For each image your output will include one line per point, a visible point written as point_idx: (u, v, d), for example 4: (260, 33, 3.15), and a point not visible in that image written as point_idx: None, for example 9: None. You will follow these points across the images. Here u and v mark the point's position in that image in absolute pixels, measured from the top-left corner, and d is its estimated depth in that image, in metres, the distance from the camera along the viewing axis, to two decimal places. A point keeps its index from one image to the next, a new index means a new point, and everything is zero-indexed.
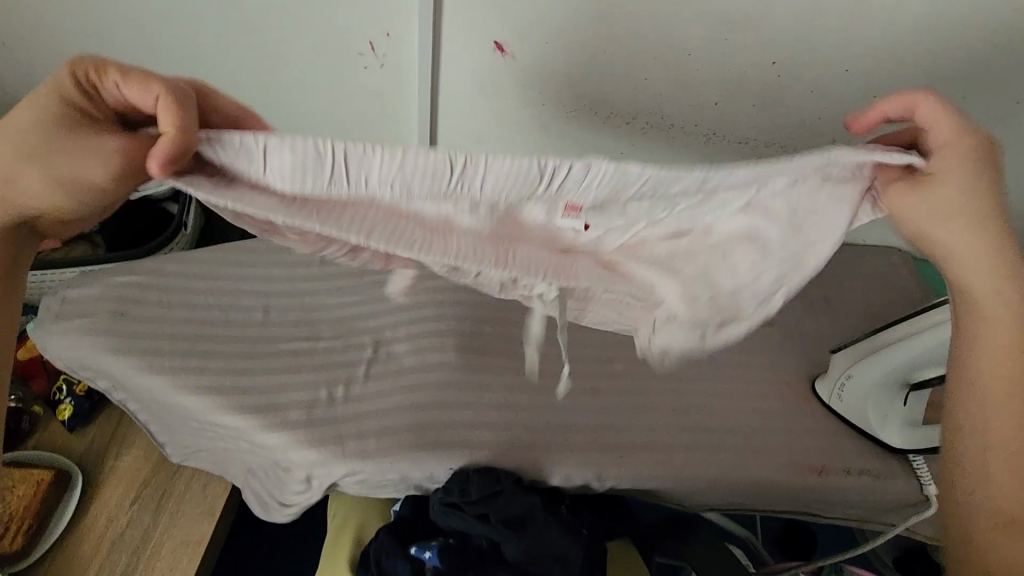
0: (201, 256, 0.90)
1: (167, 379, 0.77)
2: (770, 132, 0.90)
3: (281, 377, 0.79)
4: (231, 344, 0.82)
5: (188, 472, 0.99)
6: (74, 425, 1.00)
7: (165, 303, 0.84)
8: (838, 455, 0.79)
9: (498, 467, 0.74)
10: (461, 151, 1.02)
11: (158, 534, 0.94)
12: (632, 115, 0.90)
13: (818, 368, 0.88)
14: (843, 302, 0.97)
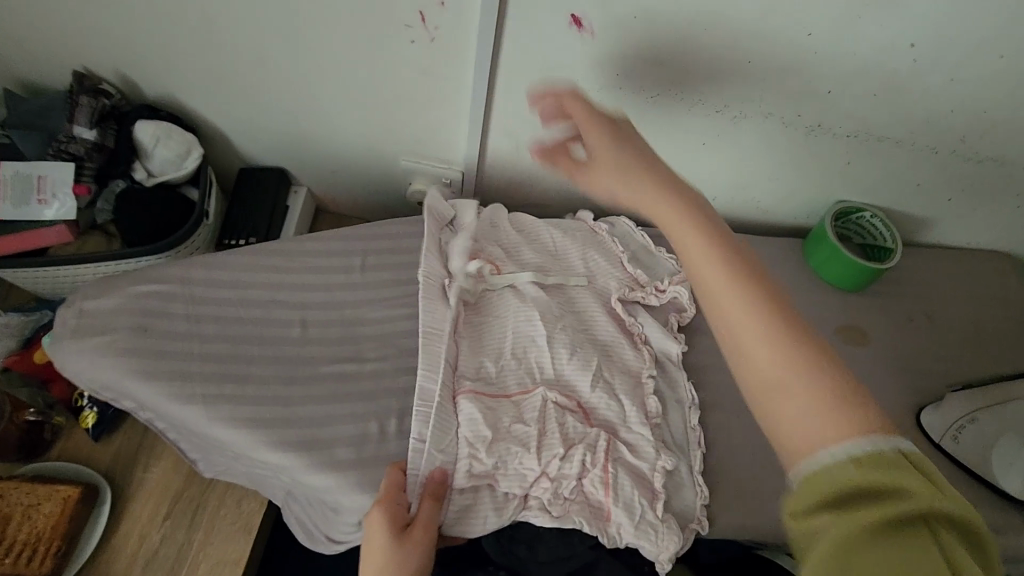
0: (232, 261, 0.80)
1: (199, 409, 0.69)
2: (885, 127, 0.76)
3: (325, 408, 0.71)
4: (269, 365, 0.74)
5: (221, 485, 0.93)
6: (99, 435, 0.93)
7: (192, 317, 0.76)
8: None
9: (573, 532, 0.67)
10: (516, 141, 0.91)
11: (192, 554, 0.88)
12: (721, 103, 0.77)
13: (920, 400, 0.79)
14: (945, 320, 0.86)
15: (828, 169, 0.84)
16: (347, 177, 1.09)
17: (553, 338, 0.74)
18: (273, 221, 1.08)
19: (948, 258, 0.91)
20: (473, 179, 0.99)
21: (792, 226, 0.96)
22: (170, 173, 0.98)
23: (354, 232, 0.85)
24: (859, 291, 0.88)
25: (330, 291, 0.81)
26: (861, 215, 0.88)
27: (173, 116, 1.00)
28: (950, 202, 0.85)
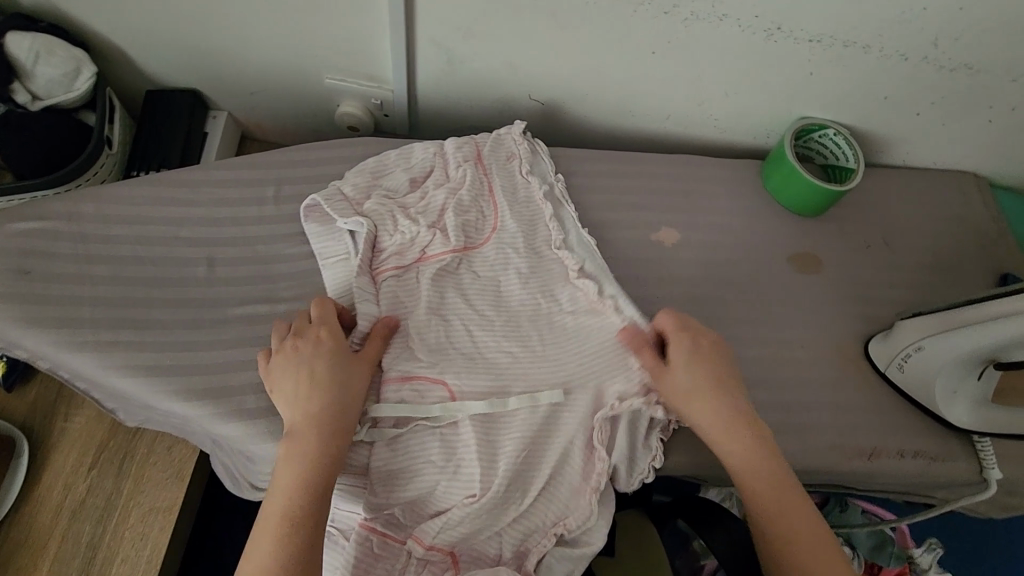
0: (124, 193, 0.72)
1: (91, 357, 0.63)
2: (849, 28, 0.68)
3: (235, 352, 0.66)
4: (171, 308, 0.67)
5: (150, 432, 0.89)
6: (11, 384, 0.88)
7: (80, 256, 0.68)
8: (891, 434, 0.69)
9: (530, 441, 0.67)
10: (447, 52, 0.81)
11: (121, 503, 0.85)
12: (670, 3, 0.68)
13: (869, 329, 0.76)
14: (904, 246, 0.82)
15: (789, 81, 0.77)
16: (268, 98, 0.98)
17: (464, 285, 0.71)
18: (188, 149, 0.97)
19: (913, 179, 0.86)
20: (406, 98, 0.90)
21: (751, 146, 0.89)
22: (58, 95, 0.87)
23: (267, 159, 0.77)
24: (816, 215, 0.82)
25: (240, 225, 0.73)
26: (824, 132, 0.82)
27: (56, 27, 0.87)
28: (918, 115, 0.79)
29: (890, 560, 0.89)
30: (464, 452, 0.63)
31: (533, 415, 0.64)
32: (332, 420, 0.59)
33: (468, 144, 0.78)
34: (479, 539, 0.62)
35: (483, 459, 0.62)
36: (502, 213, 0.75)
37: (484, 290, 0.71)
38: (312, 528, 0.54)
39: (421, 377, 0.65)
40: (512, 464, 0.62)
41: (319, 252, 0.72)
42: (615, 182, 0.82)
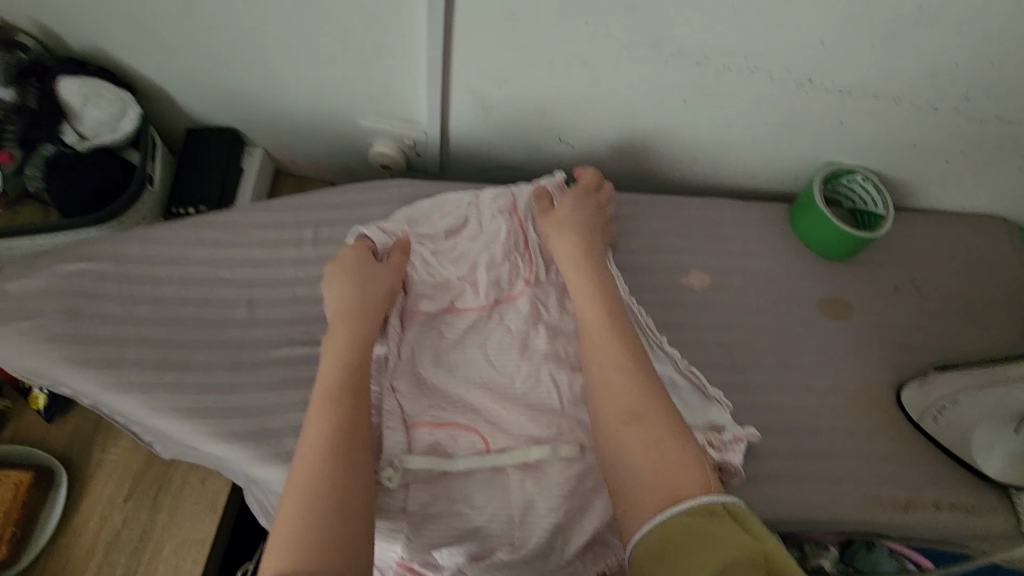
0: (169, 236, 0.74)
1: (138, 398, 0.65)
2: (881, 82, 0.69)
3: (276, 395, 0.67)
4: (214, 351, 0.69)
5: (185, 463, 0.90)
6: (51, 415, 0.90)
7: (128, 298, 0.70)
8: (926, 485, 0.69)
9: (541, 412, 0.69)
10: (481, 97, 0.83)
11: (155, 534, 0.86)
12: (703, 57, 0.69)
13: (901, 376, 0.76)
14: (935, 291, 0.82)
15: (819, 129, 0.77)
16: (303, 137, 1.01)
17: (499, 337, 0.72)
18: (225, 185, 1.00)
19: (942, 223, 0.86)
20: (439, 139, 0.92)
21: (779, 189, 0.90)
22: (105, 135, 0.90)
23: (306, 201, 0.80)
24: (846, 260, 0.83)
25: (281, 268, 0.75)
26: (852, 177, 0.82)
27: (104, 70, 0.90)
28: (949, 163, 0.79)
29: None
30: (500, 500, 0.64)
31: (571, 470, 0.65)
32: (358, 358, 0.63)
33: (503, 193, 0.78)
34: None
35: (513, 509, 0.64)
36: (537, 266, 0.76)
37: (511, 354, 0.71)
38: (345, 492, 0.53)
39: (453, 425, 0.67)
40: (554, 518, 0.63)
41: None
42: (646, 225, 0.83)
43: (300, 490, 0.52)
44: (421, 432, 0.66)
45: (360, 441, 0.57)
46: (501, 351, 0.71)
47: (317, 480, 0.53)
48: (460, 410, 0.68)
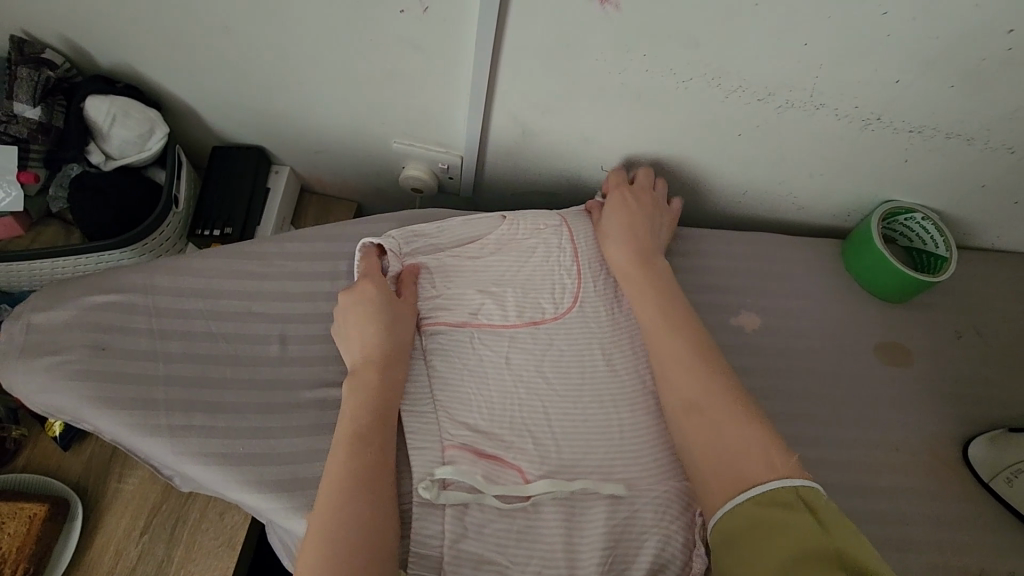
0: (198, 266, 0.71)
1: (163, 441, 0.61)
2: (954, 121, 0.65)
3: (307, 441, 0.64)
4: (243, 390, 0.65)
5: (202, 497, 0.87)
6: (68, 442, 0.87)
7: (155, 332, 0.67)
8: (997, 552, 0.64)
9: (577, 432, 0.66)
10: (522, 124, 0.80)
11: (173, 570, 0.83)
12: (766, 91, 0.66)
13: (964, 430, 0.72)
14: (998, 338, 0.78)
15: (879, 166, 0.74)
16: (332, 157, 0.98)
17: (538, 363, 0.69)
18: (252, 208, 0.97)
19: (1003, 266, 0.82)
20: (474, 164, 0.88)
21: (830, 224, 0.86)
22: (131, 155, 0.87)
23: (339, 232, 0.77)
24: (903, 303, 0.78)
25: (312, 301, 0.72)
26: (911, 216, 0.78)
27: (132, 88, 0.88)
28: (1016, 204, 0.75)
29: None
30: (542, 550, 0.60)
31: (617, 512, 0.62)
32: (382, 363, 0.63)
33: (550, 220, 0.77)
34: None
35: (560, 572, 0.59)
36: (580, 286, 0.74)
37: (547, 376, 0.68)
38: (363, 527, 0.53)
39: (489, 450, 0.64)
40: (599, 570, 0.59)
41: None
42: (693, 262, 0.79)
43: (332, 506, 0.53)
44: (454, 452, 0.62)
45: (378, 452, 0.57)
46: (539, 378, 0.68)
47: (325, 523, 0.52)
48: (490, 431, 0.65)
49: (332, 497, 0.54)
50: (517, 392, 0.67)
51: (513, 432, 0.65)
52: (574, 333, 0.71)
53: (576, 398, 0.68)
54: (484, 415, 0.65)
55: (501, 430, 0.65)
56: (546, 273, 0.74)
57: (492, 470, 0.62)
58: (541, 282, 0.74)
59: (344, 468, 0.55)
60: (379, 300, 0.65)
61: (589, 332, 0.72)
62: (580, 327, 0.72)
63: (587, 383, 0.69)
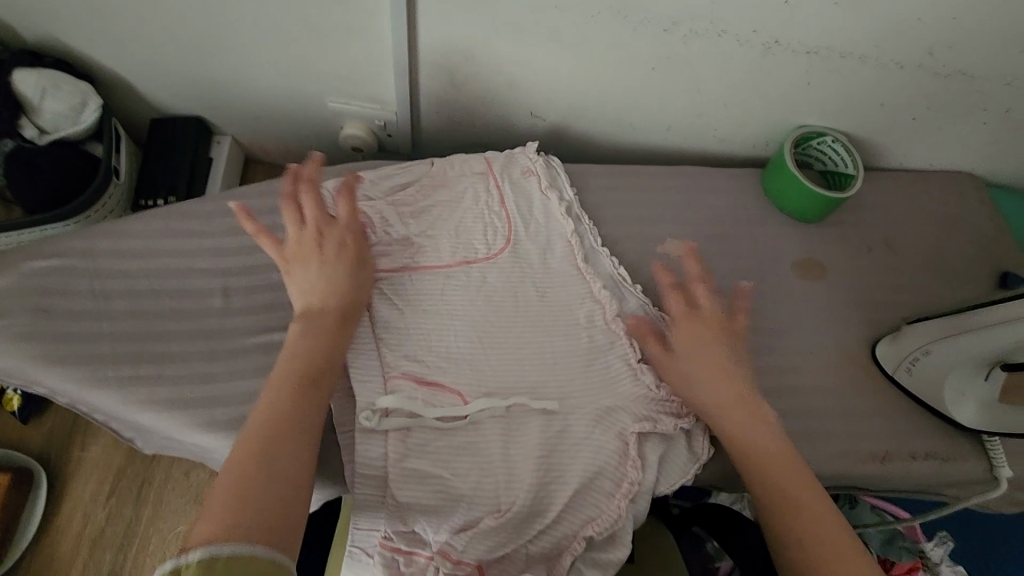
0: (136, 227, 0.72)
1: (111, 391, 0.64)
2: (847, 41, 0.70)
3: (256, 381, 0.67)
4: (189, 340, 0.68)
5: (166, 459, 0.89)
6: (27, 417, 0.88)
7: (96, 291, 0.68)
8: (902, 437, 0.71)
9: (516, 357, 0.70)
10: (450, 74, 0.82)
11: (142, 529, 0.86)
12: (672, 21, 0.69)
13: (875, 334, 0.78)
14: (906, 248, 0.83)
15: (787, 92, 0.78)
16: (272, 123, 0.99)
17: (476, 297, 0.73)
18: (194, 178, 0.98)
19: (911, 182, 0.87)
20: (410, 119, 0.91)
21: (752, 155, 0.91)
22: (66, 129, 0.88)
23: (276, 187, 0.79)
24: (819, 222, 0.84)
25: (253, 254, 0.74)
26: (822, 139, 0.83)
27: (60, 62, 0.88)
28: (915, 120, 0.80)
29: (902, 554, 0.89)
30: (483, 460, 0.65)
31: (551, 425, 0.66)
32: (336, 315, 0.62)
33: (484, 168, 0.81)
34: (508, 553, 0.63)
35: (498, 479, 0.64)
36: (512, 224, 0.78)
37: (483, 310, 0.72)
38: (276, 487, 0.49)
39: (430, 380, 0.67)
40: (534, 474, 0.64)
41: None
42: (621, 198, 0.83)
43: (258, 457, 0.50)
44: (396, 383, 0.66)
45: (309, 404, 0.55)
46: (477, 312, 0.72)
47: (240, 475, 0.48)
48: (431, 364, 0.68)
49: (256, 449, 0.50)
50: (457, 326, 0.71)
51: (450, 363, 0.69)
52: (508, 269, 0.75)
53: (514, 328, 0.72)
54: (427, 351, 0.69)
55: (443, 362, 0.69)
56: (480, 215, 0.78)
57: (432, 396, 0.66)
58: (475, 224, 0.77)
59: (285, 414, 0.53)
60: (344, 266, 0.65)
61: (523, 266, 0.76)
62: (514, 261, 0.76)
63: (526, 313, 0.73)
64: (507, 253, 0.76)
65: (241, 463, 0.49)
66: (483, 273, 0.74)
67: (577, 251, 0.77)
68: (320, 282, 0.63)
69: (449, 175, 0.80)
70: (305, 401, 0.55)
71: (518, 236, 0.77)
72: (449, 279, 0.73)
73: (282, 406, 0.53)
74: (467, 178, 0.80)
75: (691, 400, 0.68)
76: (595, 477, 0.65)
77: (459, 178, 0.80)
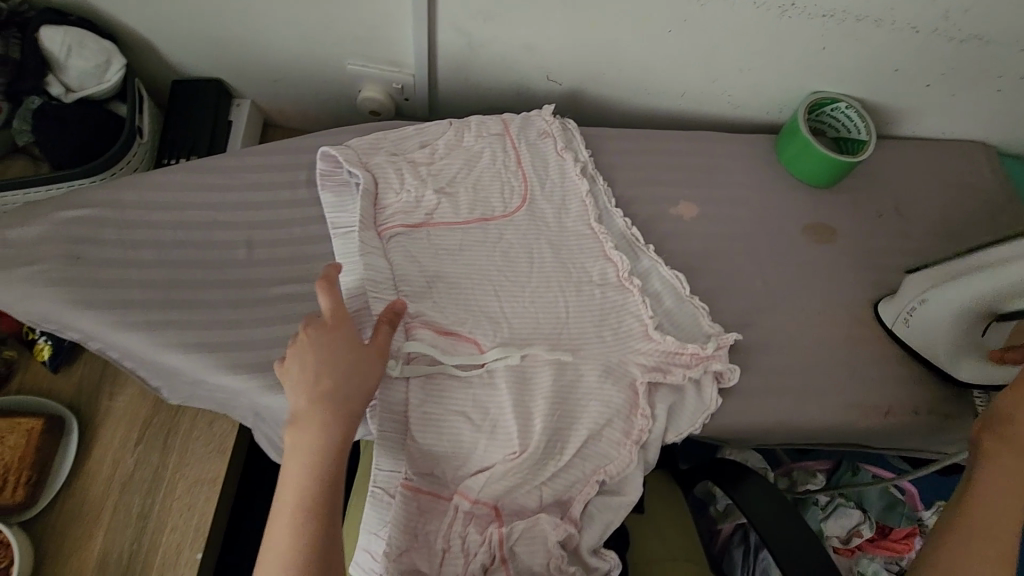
0: (163, 181, 0.75)
1: (144, 335, 0.66)
2: (865, 3, 0.70)
3: (281, 329, 0.69)
4: (217, 290, 0.70)
5: (190, 410, 0.93)
6: (57, 367, 0.91)
7: (126, 241, 0.71)
8: (904, 394, 0.73)
9: (531, 310, 0.72)
10: (468, 36, 0.83)
11: (168, 475, 0.89)
12: None
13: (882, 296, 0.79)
14: (916, 214, 0.85)
15: (803, 56, 0.79)
16: (291, 86, 1.01)
17: (492, 253, 0.75)
18: (215, 139, 1.00)
19: (923, 150, 0.88)
20: (427, 82, 0.92)
21: (765, 121, 0.91)
22: (91, 87, 0.89)
23: (297, 146, 0.81)
24: (830, 187, 0.85)
25: (276, 209, 0.77)
26: (836, 105, 0.83)
27: (85, 20, 0.89)
28: (929, 87, 0.81)
29: (900, 519, 0.92)
30: (498, 405, 0.67)
31: (563, 374, 0.69)
32: (349, 347, 0.60)
33: (501, 129, 0.83)
34: (520, 493, 0.65)
35: (513, 423, 0.66)
36: (527, 184, 0.79)
37: (500, 265, 0.74)
38: (317, 548, 0.53)
39: (447, 329, 0.69)
40: (547, 418, 0.66)
41: (331, 220, 0.75)
42: (636, 161, 0.85)
43: (296, 516, 0.54)
44: (415, 330, 0.68)
45: (324, 457, 0.56)
46: (493, 266, 0.74)
47: (290, 536, 0.53)
48: (449, 314, 0.70)
49: (292, 510, 0.54)
50: (475, 279, 0.73)
51: (467, 315, 0.71)
52: (524, 226, 0.77)
53: (529, 283, 0.74)
54: (445, 302, 0.71)
55: (460, 313, 0.71)
56: (497, 174, 0.79)
57: (450, 347, 0.69)
58: (492, 183, 0.79)
59: (307, 476, 0.55)
60: (350, 339, 0.60)
61: (539, 224, 0.78)
62: (529, 220, 0.77)
63: (540, 268, 0.75)
64: (523, 211, 0.78)
65: (282, 530, 0.53)
66: (499, 229, 0.76)
67: (593, 210, 0.79)
68: (320, 376, 0.58)
69: (467, 135, 0.82)
70: (309, 446, 0.56)
71: (534, 195, 0.79)
72: (467, 234, 0.75)
73: (296, 459, 0.56)
74: (485, 138, 0.82)
75: (699, 353, 0.71)
76: (606, 424, 0.68)
77: (476, 138, 0.82)
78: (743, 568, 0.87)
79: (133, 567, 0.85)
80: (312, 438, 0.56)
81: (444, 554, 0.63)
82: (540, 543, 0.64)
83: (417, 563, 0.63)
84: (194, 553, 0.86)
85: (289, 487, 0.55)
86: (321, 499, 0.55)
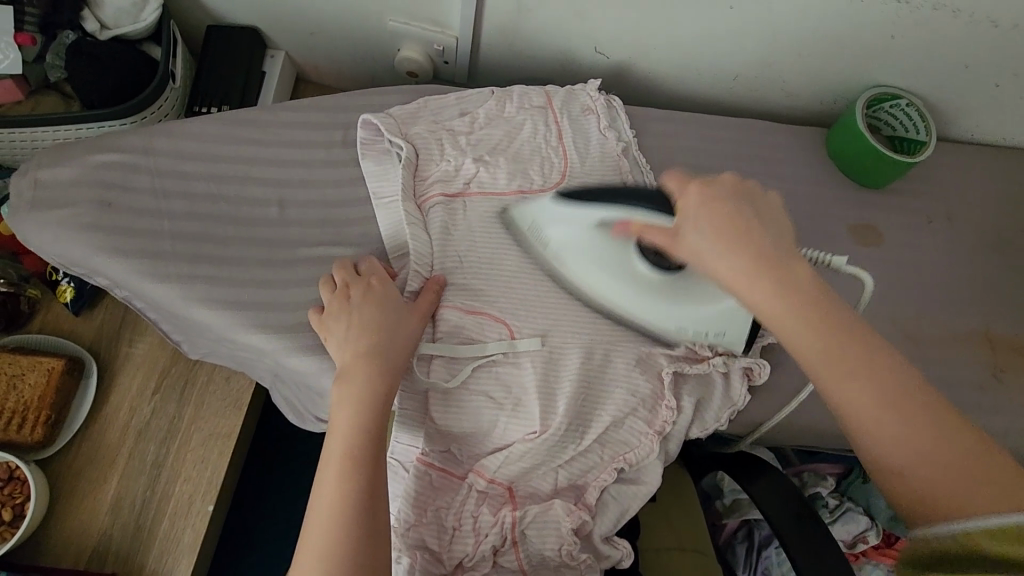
0: (197, 129, 0.73)
1: (172, 286, 0.65)
2: None
3: (308, 290, 0.68)
4: (246, 245, 0.69)
5: (208, 364, 0.92)
6: (78, 310, 0.91)
7: (158, 189, 0.69)
8: None
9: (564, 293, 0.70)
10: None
11: (184, 426, 0.89)
12: None
13: (926, 304, 0.77)
14: (969, 222, 0.81)
15: (870, 45, 0.75)
16: (328, 40, 0.97)
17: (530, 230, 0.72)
18: (247, 91, 0.97)
19: (981, 156, 0.85)
20: (469, 45, 0.89)
21: (818, 112, 0.88)
22: (126, 26, 0.87)
23: (334, 103, 0.78)
24: (880, 188, 0.81)
25: (309, 166, 0.75)
26: (896, 102, 0.80)
27: None
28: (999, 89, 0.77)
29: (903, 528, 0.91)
30: (520, 386, 0.66)
31: (591, 359, 0.67)
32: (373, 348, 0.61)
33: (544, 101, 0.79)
34: (536, 475, 0.65)
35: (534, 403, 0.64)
36: (568, 159, 0.76)
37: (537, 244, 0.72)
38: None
39: (483, 313, 0.67)
40: (570, 401, 0.65)
41: (375, 192, 0.73)
42: (681, 145, 0.82)
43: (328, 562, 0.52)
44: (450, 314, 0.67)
45: (376, 489, 0.56)
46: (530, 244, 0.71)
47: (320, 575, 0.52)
48: (479, 294, 0.68)
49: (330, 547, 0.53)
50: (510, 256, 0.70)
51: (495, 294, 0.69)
52: None
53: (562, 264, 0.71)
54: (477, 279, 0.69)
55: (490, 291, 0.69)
56: (538, 147, 0.76)
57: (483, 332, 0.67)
58: (533, 157, 0.76)
59: (352, 509, 0.54)
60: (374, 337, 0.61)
61: None
62: None
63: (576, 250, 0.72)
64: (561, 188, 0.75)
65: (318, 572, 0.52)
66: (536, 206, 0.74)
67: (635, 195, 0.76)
68: (366, 378, 0.60)
69: (510, 106, 0.79)
70: (358, 481, 0.56)
71: (574, 172, 0.76)
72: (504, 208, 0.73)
73: (346, 489, 0.55)
74: (528, 109, 0.79)
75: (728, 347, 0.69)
76: (631, 413, 0.66)
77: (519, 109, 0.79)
78: (744, 564, 0.85)
79: (146, 513, 0.85)
80: (367, 474, 0.56)
81: (455, 531, 0.63)
82: (553, 529, 0.63)
83: (425, 539, 0.63)
84: (205, 505, 0.86)
85: (326, 525, 0.54)
86: (364, 537, 0.54)
